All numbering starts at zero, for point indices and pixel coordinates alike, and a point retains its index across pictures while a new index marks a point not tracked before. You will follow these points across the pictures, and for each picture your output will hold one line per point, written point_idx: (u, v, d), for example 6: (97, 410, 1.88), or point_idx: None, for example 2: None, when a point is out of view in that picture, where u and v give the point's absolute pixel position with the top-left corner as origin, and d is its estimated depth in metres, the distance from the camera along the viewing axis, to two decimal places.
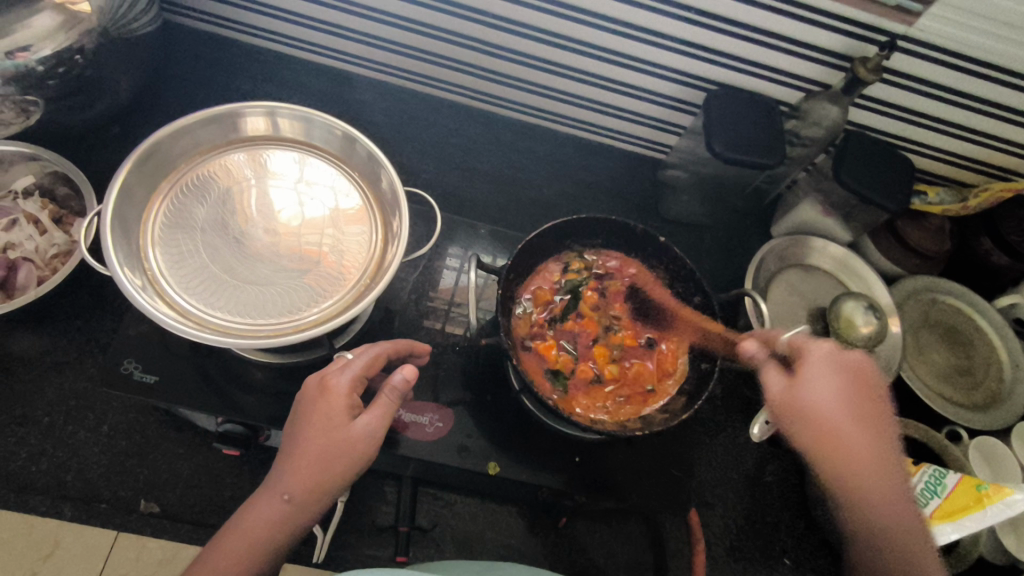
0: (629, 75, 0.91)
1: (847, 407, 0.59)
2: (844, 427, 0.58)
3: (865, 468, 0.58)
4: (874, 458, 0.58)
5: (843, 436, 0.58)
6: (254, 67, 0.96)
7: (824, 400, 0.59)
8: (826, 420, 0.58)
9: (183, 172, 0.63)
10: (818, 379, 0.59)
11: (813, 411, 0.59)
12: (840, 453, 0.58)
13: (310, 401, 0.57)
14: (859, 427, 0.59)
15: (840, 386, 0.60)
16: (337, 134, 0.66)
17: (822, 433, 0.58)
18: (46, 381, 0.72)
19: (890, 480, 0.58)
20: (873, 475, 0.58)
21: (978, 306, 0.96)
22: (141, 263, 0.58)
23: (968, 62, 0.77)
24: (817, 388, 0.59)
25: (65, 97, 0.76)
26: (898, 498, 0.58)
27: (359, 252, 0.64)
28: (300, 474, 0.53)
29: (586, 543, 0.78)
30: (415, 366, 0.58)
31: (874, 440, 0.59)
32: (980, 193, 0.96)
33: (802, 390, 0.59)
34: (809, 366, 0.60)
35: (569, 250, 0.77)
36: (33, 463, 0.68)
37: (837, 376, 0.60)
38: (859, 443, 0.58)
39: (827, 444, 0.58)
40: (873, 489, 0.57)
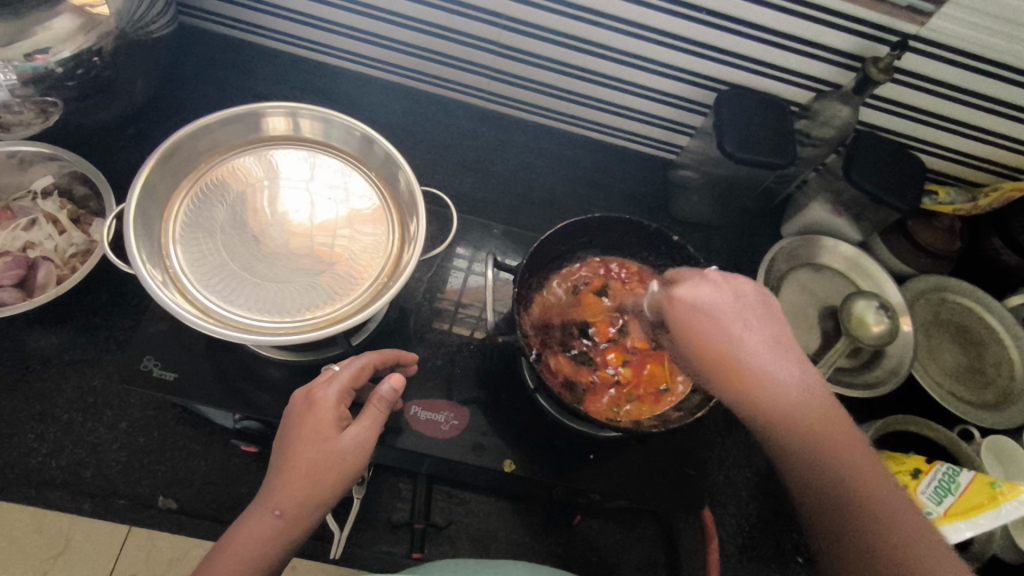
0: (640, 75, 0.92)
1: (744, 329, 0.55)
2: (743, 350, 0.53)
3: (772, 391, 0.52)
4: (788, 385, 0.52)
5: (739, 357, 0.53)
6: (268, 69, 0.97)
7: (720, 318, 0.55)
8: (721, 339, 0.54)
9: (204, 171, 0.64)
10: (698, 300, 0.56)
11: (702, 336, 0.55)
12: (733, 375, 0.53)
13: (299, 414, 0.57)
14: (761, 352, 0.54)
15: (736, 311, 0.55)
16: (357, 135, 0.67)
17: (711, 348, 0.54)
18: (65, 378, 0.72)
19: (804, 400, 0.51)
20: (787, 396, 0.52)
21: (988, 305, 0.97)
22: (163, 261, 0.58)
23: (979, 61, 0.78)
24: (713, 308, 0.56)
25: (83, 99, 0.77)
26: (830, 420, 0.51)
27: (377, 252, 0.65)
28: (289, 490, 0.52)
29: (599, 542, 0.78)
30: (401, 374, 0.59)
31: (785, 367, 0.53)
32: (991, 192, 0.96)
33: (688, 320, 0.56)
34: (681, 300, 0.57)
35: (583, 252, 0.79)
36: (54, 459, 0.69)
37: (737, 304, 0.56)
38: (762, 364, 0.53)
39: (722, 362, 0.53)
40: (776, 407, 0.51)
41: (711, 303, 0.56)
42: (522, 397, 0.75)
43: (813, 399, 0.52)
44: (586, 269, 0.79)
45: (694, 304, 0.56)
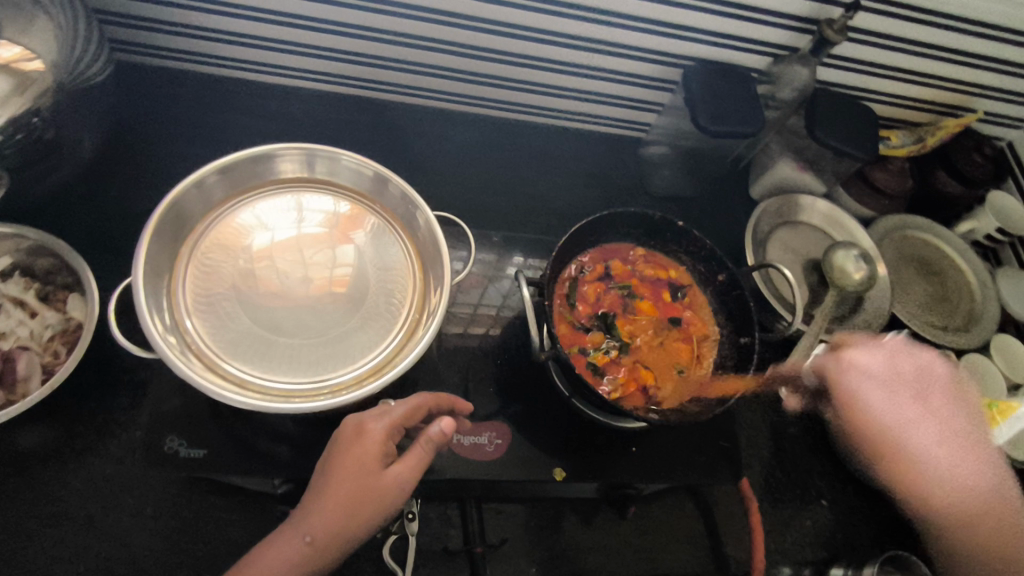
0: (606, 59, 0.92)
1: (914, 403, 0.62)
2: (915, 431, 0.61)
3: (937, 471, 0.60)
4: (946, 464, 0.60)
5: (912, 439, 0.61)
6: (214, 98, 0.89)
7: (897, 398, 0.62)
8: (893, 420, 0.61)
9: (207, 227, 0.61)
10: (862, 385, 0.63)
11: (873, 417, 0.62)
12: (905, 455, 0.60)
13: (345, 443, 0.60)
14: (933, 431, 0.62)
15: (905, 384, 0.63)
16: (368, 174, 0.65)
17: (859, 427, 0.62)
18: (72, 472, 0.66)
19: (976, 475, 0.60)
20: (942, 471, 0.60)
21: (942, 236, 1.06)
22: (182, 336, 0.54)
23: (925, 14, 0.82)
24: (885, 390, 0.63)
25: (28, 164, 0.69)
26: (1001, 495, 0.59)
27: (405, 289, 0.63)
28: (322, 519, 0.56)
29: (645, 526, 0.81)
30: (452, 420, 0.61)
31: (952, 440, 0.61)
32: (934, 132, 1.03)
33: (852, 399, 0.63)
34: (841, 378, 0.64)
35: (592, 249, 0.78)
36: (79, 562, 0.63)
37: (903, 383, 0.63)
38: (922, 444, 0.61)
39: (886, 443, 0.61)
40: (954, 489, 0.59)
41: (878, 378, 0.63)
42: (556, 402, 0.75)
43: (985, 473, 0.60)
44: (586, 260, 0.78)
45: (860, 376, 0.63)
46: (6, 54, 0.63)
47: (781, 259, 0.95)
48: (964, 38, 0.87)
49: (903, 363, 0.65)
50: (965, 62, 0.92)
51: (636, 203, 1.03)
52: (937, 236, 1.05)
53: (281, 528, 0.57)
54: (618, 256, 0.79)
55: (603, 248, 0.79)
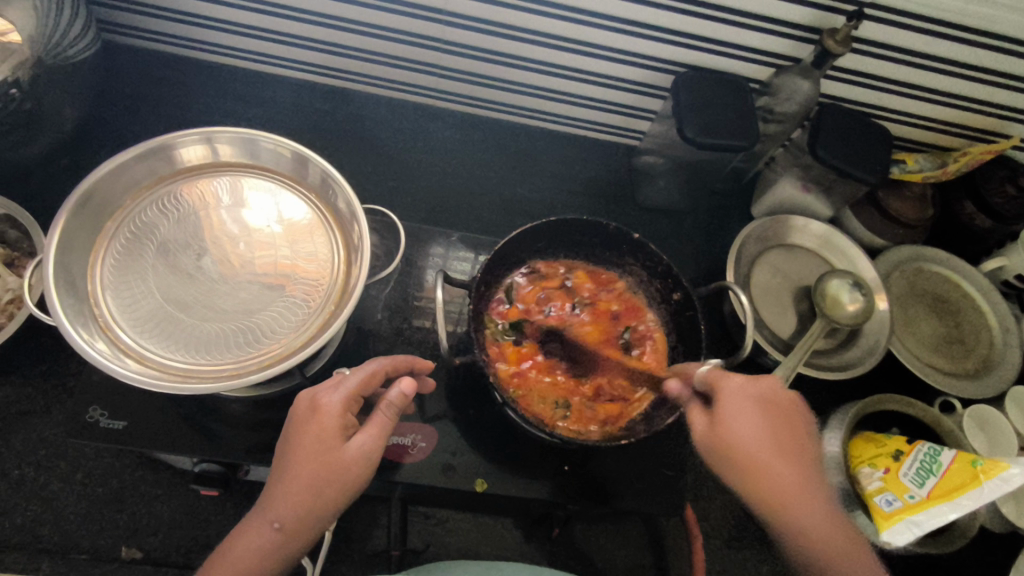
0: (590, 62, 0.87)
1: (768, 442, 0.53)
2: (777, 470, 0.53)
3: (820, 522, 0.52)
4: (810, 502, 0.52)
5: (781, 479, 0.52)
6: (206, 83, 0.93)
7: (747, 430, 0.54)
8: (752, 450, 0.53)
9: (129, 210, 0.61)
10: (737, 413, 0.54)
11: (738, 451, 0.53)
12: (779, 499, 0.52)
13: (301, 420, 0.54)
14: (795, 467, 0.53)
15: (767, 415, 0.55)
16: (287, 154, 0.64)
17: (738, 450, 0.53)
18: (14, 432, 0.69)
19: (829, 523, 0.52)
20: (812, 517, 0.52)
21: (963, 272, 0.95)
22: (92, 311, 0.56)
23: (939, 25, 0.75)
24: (734, 419, 0.54)
25: (5, 134, 0.72)
26: (854, 552, 0.52)
27: (323, 274, 0.62)
28: (289, 499, 0.51)
29: (588, 549, 0.78)
30: (413, 379, 0.57)
31: (811, 478, 0.54)
32: (960, 156, 0.93)
33: (726, 426, 0.54)
34: (727, 400, 0.55)
35: (537, 258, 0.77)
36: (7, 519, 0.66)
37: (757, 410, 0.55)
38: (790, 479, 0.53)
39: (759, 478, 0.52)
40: (805, 536, 0.52)
41: (737, 420, 0.54)
42: (491, 410, 0.73)
43: (841, 521, 0.53)
44: (524, 277, 0.77)
45: (734, 418, 0.54)
46: None
47: (766, 283, 0.90)
48: (989, 55, 0.78)
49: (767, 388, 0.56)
50: (992, 81, 0.83)
51: (619, 213, 1.01)
52: (957, 271, 0.95)
53: (248, 518, 0.52)
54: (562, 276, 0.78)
55: (544, 264, 0.77)
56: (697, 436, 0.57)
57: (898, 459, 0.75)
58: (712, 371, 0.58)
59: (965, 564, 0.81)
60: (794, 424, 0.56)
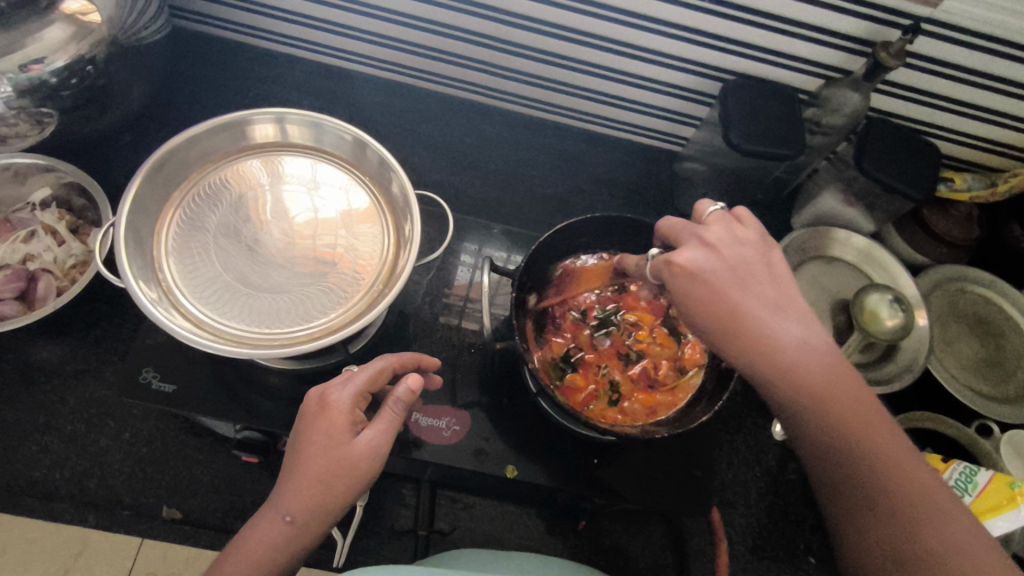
0: (639, 66, 0.88)
1: (712, 290, 0.48)
2: (757, 310, 0.47)
3: (806, 375, 0.45)
4: (799, 342, 0.46)
5: (765, 322, 0.46)
6: (264, 71, 0.97)
7: (721, 278, 0.48)
8: (730, 296, 0.47)
9: (196, 180, 0.64)
10: (688, 273, 0.49)
11: (716, 304, 0.47)
12: (755, 350, 0.46)
13: (311, 417, 0.54)
14: (780, 307, 0.47)
15: (736, 275, 0.48)
16: (347, 139, 0.67)
17: (709, 306, 0.47)
18: (69, 390, 0.72)
19: (825, 360, 0.46)
20: (798, 359, 0.46)
21: (1007, 295, 0.92)
22: (155, 274, 0.59)
23: (996, 42, 0.74)
24: (715, 271, 0.48)
25: (79, 107, 0.76)
26: (855, 411, 0.45)
27: (372, 255, 0.65)
28: (300, 495, 0.50)
29: (608, 545, 0.78)
30: (420, 375, 0.55)
31: (805, 323, 0.47)
32: (1010, 177, 0.91)
33: (684, 284, 0.49)
34: (680, 273, 0.49)
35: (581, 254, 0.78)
36: (58, 471, 0.69)
37: (698, 272, 0.49)
38: (771, 330, 0.46)
39: (734, 325, 0.47)
40: (793, 380, 0.45)
41: (714, 272, 0.48)
42: (524, 400, 0.74)
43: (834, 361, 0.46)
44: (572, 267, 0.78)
45: (697, 273, 0.48)
46: (72, 5, 0.69)
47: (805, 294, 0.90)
48: None
49: (750, 234, 0.51)
50: None
51: (657, 217, 1.02)
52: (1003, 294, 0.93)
53: (261, 513, 0.51)
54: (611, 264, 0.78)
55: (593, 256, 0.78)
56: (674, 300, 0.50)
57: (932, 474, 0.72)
58: (716, 214, 0.52)
59: None
60: (781, 262, 0.50)
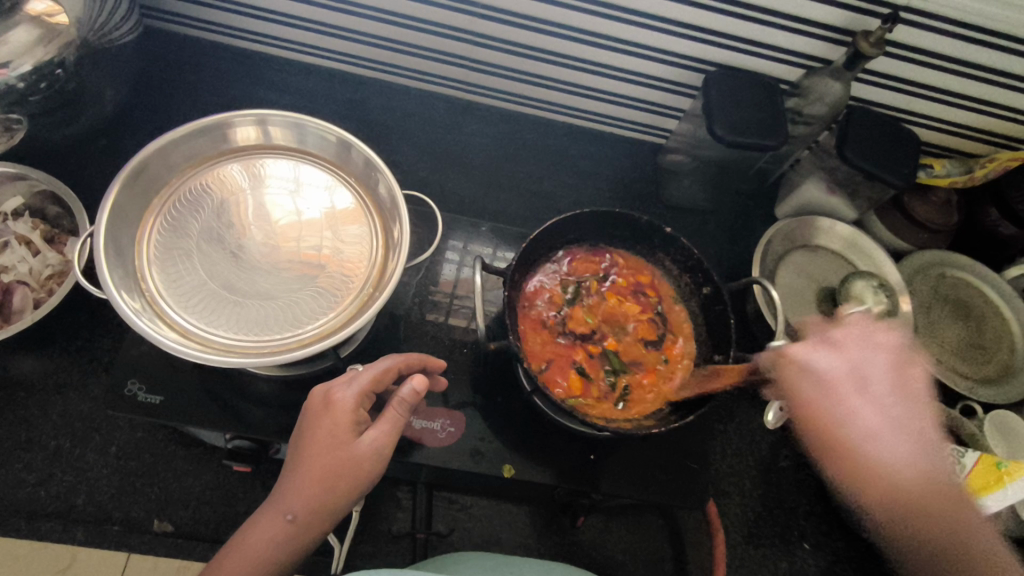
0: (622, 59, 0.88)
1: (854, 403, 0.54)
2: (866, 429, 0.53)
3: (902, 487, 0.53)
4: (897, 458, 0.53)
5: (867, 439, 0.53)
6: (242, 71, 0.95)
7: (841, 385, 0.55)
8: (842, 408, 0.54)
9: (177, 186, 0.63)
10: (813, 381, 0.56)
11: (819, 416, 0.55)
12: (854, 462, 0.53)
13: (314, 415, 0.54)
14: (895, 422, 0.54)
15: (873, 382, 0.55)
16: (332, 140, 0.66)
17: (816, 415, 0.55)
18: (50, 404, 0.70)
19: (921, 470, 0.53)
20: (899, 473, 0.53)
21: (985, 278, 0.94)
22: (138, 284, 0.57)
23: (972, 30, 0.75)
24: (835, 374, 0.55)
25: (49, 113, 0.73)
26: (950, 518, 0.53)
27: (360, 257, 0.63)
28: (301, 493, 0.50)
29: (604, 539, 0.78)
30: (425, 377, 0.56)
31: (902, 432, 0.54)
32: (986, 162, 0.93)
33: (803, 394, 0.56)
34: (800, 376, 0.56)
35: (569, 249, 0.78)
36: (42, 488, 0.67)
37: (843, 377, 0.55)
38: (877, 446, 0.53)
39: (837, 438, 0.54)
40: (885, 492, 0.53)
41: (835, 378, 0.55)
42: (517, 398, 0.73)
43: (933, 472, 0.53)
44: (560, 262, 0.78)
45: (816, 373, 0.56)
46: (38, 7, 0.67)
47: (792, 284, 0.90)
48: (1020, 61, 0.79)
49: (887, 338, 0.56)
50: (1020, 87, 0.84)
51: (643, 210, 1.02)
52: (982, 277, 0.95)
53: (258, 511, 0.51)
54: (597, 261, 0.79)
55: (579, 252, 0.79)
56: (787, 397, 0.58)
57: None
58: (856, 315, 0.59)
59: None
60: (909, 374, 0.56)
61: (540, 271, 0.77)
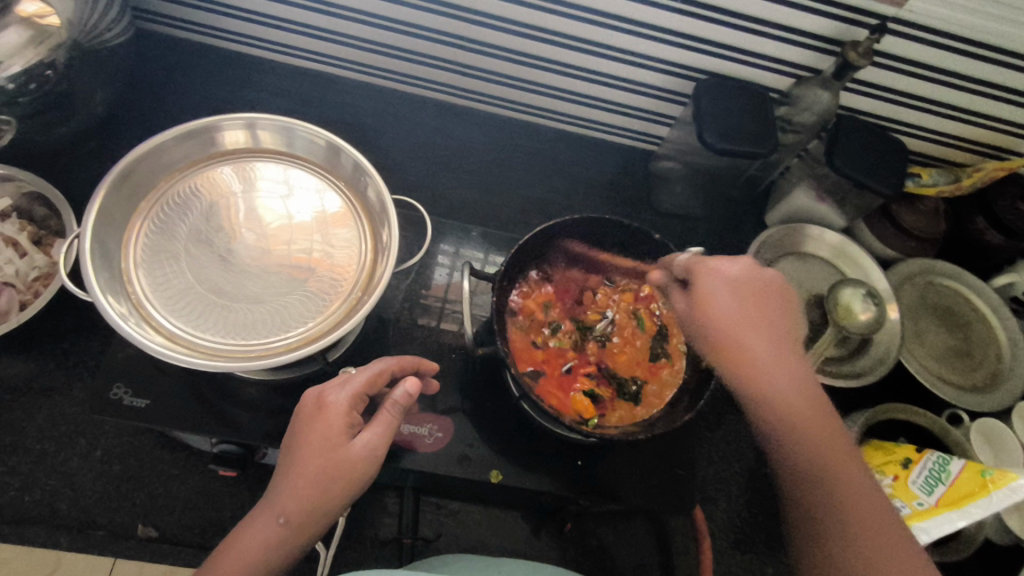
0: (613, 66, 0.88)
1: (748, 316, 0.58)
2: (751, 338, 0.57)
3: (782, 399, 0.55)
4: (782, 380, 0.56)
5: (750, 346, 0.57)
6: (235, 74, 0.95)
7: (742, 308, 0.58)
8: (732, 323, 0.58)
9: (165, 190, 0.63)
10: (718, 290, 0.59)
11: (719, 324, 0.58)
12: (744, 365, 0.57)
13: (307, 418, 0.54)
14: (775, 341, 0.57)
15: (758, 304, 0.58)
16: (322, 143, 0.65)
17: (721, 332, 0.58)
18: (35, 408, 0.70)
19: (801, 389, 0.56)
20: (780, 390, 0.55)
21: (972, 287, 0.95)
22: (124, 288, 0.57)
23: (958, 41, 0.76)
24: (733, 304, 0.58)
25: (39, 114, 0.73)
26: (832, 448, 0.54)
27: (350, 261, 0.63)
28: (295, 496, 0.50)
29: (592, 546, 0.78)
30: (418, 379, 0.56)
31: (782, 352, 0.57)
32: (974, 172, 0.94)
33: (707, 300, 0.59)
34: (710, 284, 0.59)
35: (556, 258, 0.79)
36: (26, 493, 0.67)
37: (739, 294, 0.58)
38: (761, 356, 0.57)
39: (728, 350, 0.57)
40: (768, 399, 0.55)
41: (738, 288, 0.59)
42: (505, 403, 0.73)
43: (807, 390, 0.56)
44: (546, 274, 0.79)
45: (721, 285, 0.59)
46: (30, 8, 0.68)
47: None
48: (1005, 71, 0.80)
49: (766, 276, 0.60)
50: (1006, 97, 0.84)
51: (634, 216, 1.02)
52: (968, 285, 0.95)
53: (251, 515, 0.51)
54: (576, 270, 0.80)
55: (559, 263, 0.79)
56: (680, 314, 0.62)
57: (906, 467, 0.77)
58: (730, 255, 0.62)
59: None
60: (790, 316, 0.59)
61: (529, 277, 0.78)
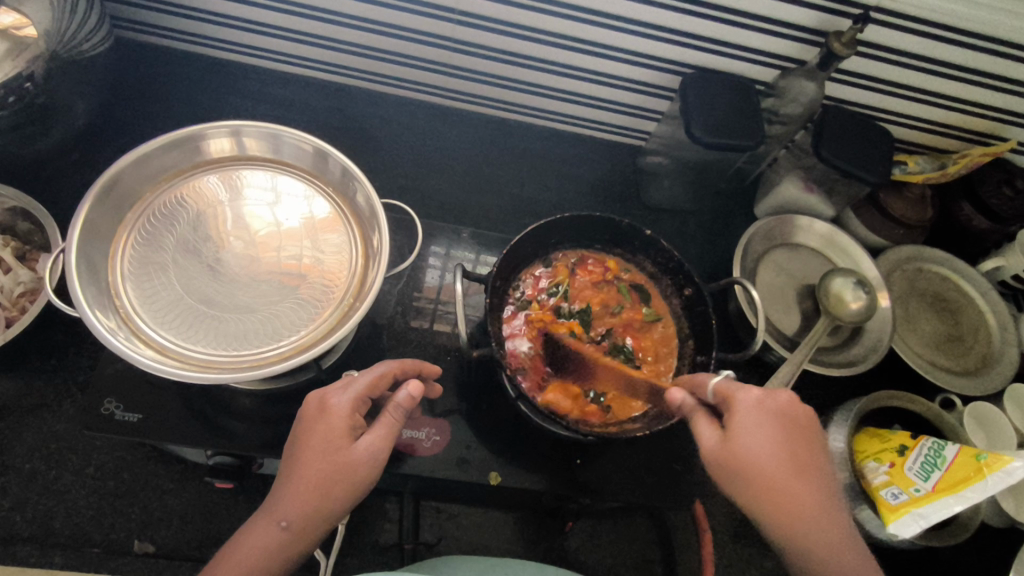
0: (598, 62, 0.88)
1: (786, 462, 0.52)
2: (788, 481, 0.52)
3: (816, 532, 0.51)
4: (805, 504, 0.52)
5: (789, 489, 0.52)
6: (217, 82, 0.94)
7: (766, 451, 0.53)
8: (770, 470, 0.52)
9: (150, 201, 0.62)
10: (749, 425, 0.54)
11: (753, 464, 0.52)
12: (778, 504, 0.51)
13: (310, 421, 0.54)
14: (789, 472, 0.52)
15: (781, 440, 0.53)
16: (308, 149, 0.65)
17: (758, 475, 0.52)
18: (25, 426, 0.69)
19: (839, 537, 0.51)
20: (805, 518, 0.51)
21: (963, 273, 0.96)
22: (112, 301, 0.56)
23: (941, 29, 0.76)
24: (760, 444, 0.53)
25: (19, 128, 0.72)
26: (843, 563, 0.50)
27: (341, 267, 0.63)
28: (298, 498, 0.50)
29: (593, 544, 0.78)
30: (421, 383, 0.56)
31: (803, 482, 0.52)
32: (959, 159, 0.95)
33: (737, 437, 0.54)
34: (740, 413, 0.54)
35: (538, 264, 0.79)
36: (18, 513, 0.66)
37: (774, 425, 0.54)
38: (794, 494, 0.52)
39: (769, 495, 0.52)
40: (798, 532, 0.51)
41: (761, 424, 0.54)
42: (502, 405, 0.73)
43: (849, 531, 0.52)
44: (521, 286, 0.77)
45: (751, 430, 0.53)
46: (4, 21, 0.66)
47: (771, 283, 0.91)
48: (988, 57, 0.80)
49: (781, 399, 0.55)
50: (990, 83, 0.85)
51: (624, 212, 1.02)
52: (957, 271, 0.96)
53: (255, 517, 0.51)
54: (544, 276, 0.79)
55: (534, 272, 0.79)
56: (705, 448, 0.56)
57: (902, 453, 0.76)
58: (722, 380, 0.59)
59: (968, 559, 0.81)
60: (800, 429, 0.55)
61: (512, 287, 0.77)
